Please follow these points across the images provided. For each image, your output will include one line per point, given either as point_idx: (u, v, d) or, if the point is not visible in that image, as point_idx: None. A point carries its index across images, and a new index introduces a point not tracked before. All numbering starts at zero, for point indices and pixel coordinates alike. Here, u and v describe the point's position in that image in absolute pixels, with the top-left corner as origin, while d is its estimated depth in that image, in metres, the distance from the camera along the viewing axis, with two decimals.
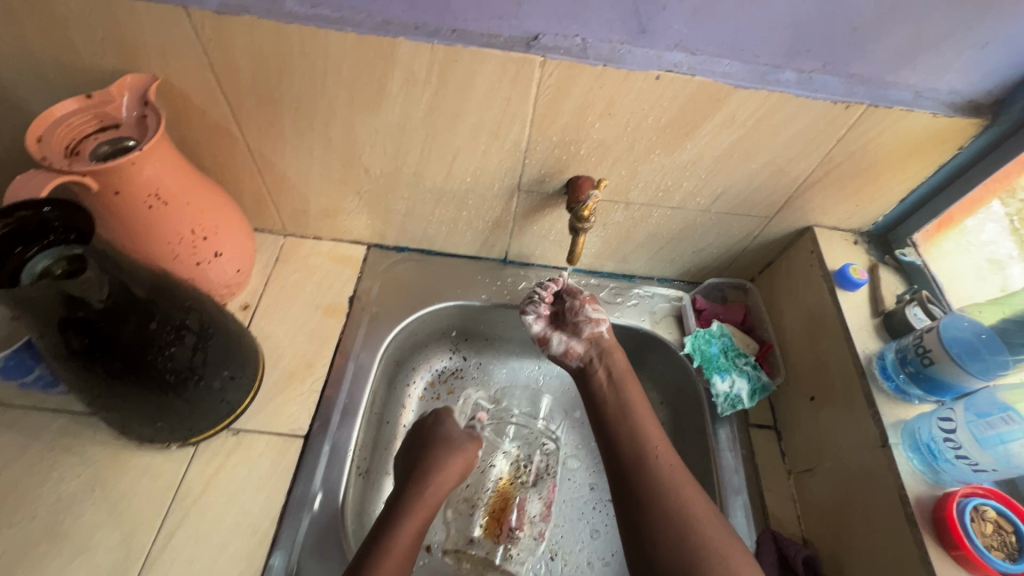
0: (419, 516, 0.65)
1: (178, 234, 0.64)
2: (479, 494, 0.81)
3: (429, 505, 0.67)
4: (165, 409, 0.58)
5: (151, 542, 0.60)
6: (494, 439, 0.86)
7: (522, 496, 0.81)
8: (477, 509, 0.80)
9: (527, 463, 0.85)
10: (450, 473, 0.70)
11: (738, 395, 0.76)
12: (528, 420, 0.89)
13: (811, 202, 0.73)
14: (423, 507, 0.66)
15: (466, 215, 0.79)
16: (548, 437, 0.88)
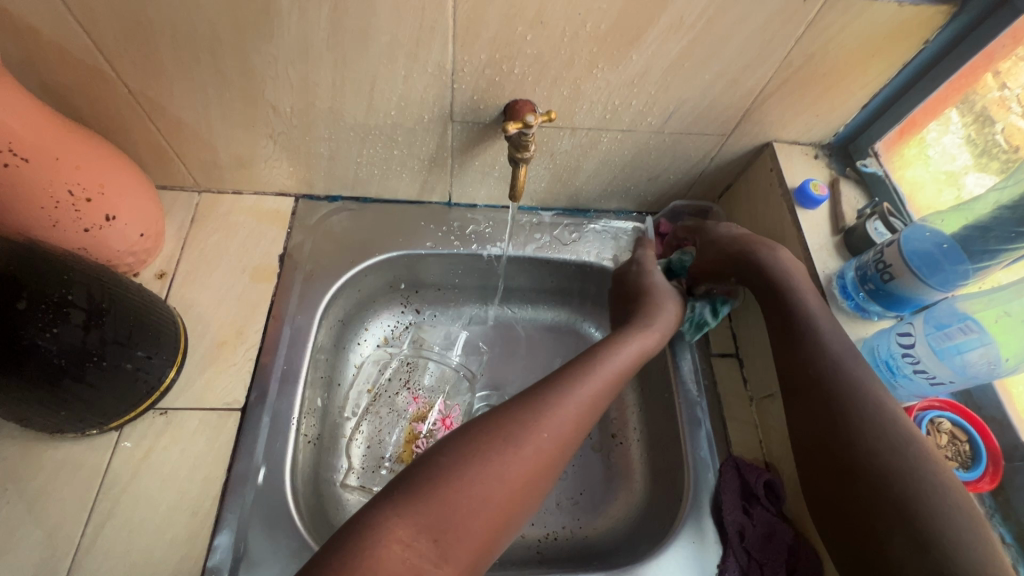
0: (565, 417, 0.51)
1: (52, 196, 0.55)
2: (387, 433, 0.77)
3: (581, 405, 0.53)
4: (66, 396, 0.51)
5: (81, 534, 0.56)
6: (412, 375, 0.82)
7: (424, 430, 0.78)
8: (382, 445, 0.76)
9: (432, 396, 0.81)
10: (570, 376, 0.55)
11: (702, 317, 0.73)
12: (444, 357, 0.84)
13: (770, 114, 0.68)
14: (569, 410, 0.52)
15: (397, 153, 0.71)
16: (467, 376, 0.84)
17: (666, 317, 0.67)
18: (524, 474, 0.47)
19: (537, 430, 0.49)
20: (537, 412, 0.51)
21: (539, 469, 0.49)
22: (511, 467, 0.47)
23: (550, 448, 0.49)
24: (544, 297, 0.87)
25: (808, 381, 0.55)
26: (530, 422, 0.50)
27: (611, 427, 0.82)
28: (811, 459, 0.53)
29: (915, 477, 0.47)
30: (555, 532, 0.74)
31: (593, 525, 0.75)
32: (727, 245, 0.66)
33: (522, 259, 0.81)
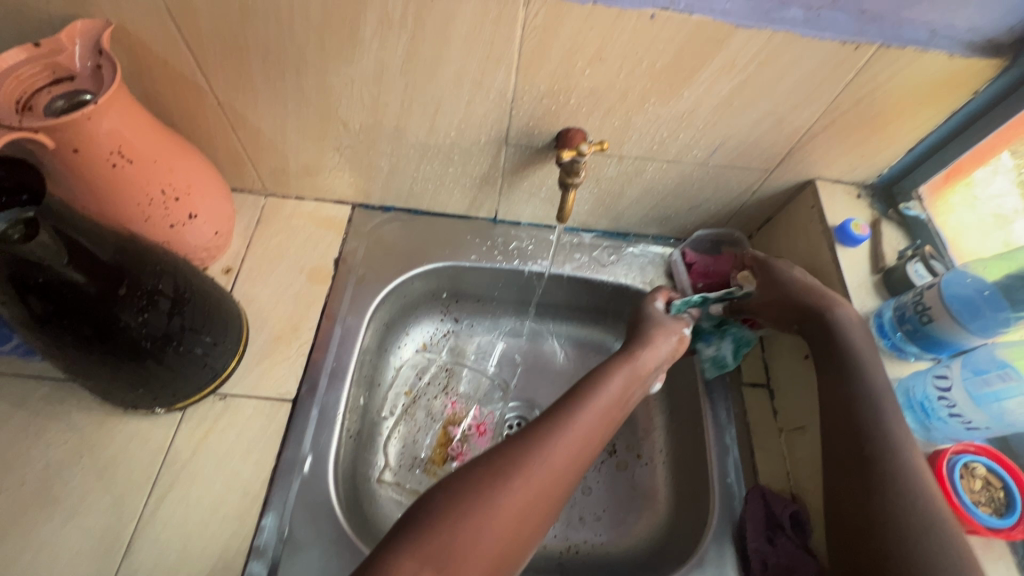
0: (567, 447, 0.52)
1: (147, 194, 0.61)
2: (423, 434, 0.81)
3: (584, 437, 0.53)
4: (146, 375, 0.56)
5: (143, 504, 0.61)
6: (448, 381, 0.86)
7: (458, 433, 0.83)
8: (417, 446, 0.80)
9: (467, 404, 0.85)
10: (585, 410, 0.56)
11: (724, 357, 0.76)
12: (479, 366, 0.88)
13: (814, 153, 0.70)
14: (571, 440, 0.52)
15: (452, 170, 0.76)
16: (501, 387, 0.87)
17: (654, 351, 0.65)
18: (524, 508, 0.47)
19: (536, 466, 0.49)
20: (535, 446, 0.51)
21: (541, 502, 0.49)
22: (508, 503, 0.47)
23: (552, 479, 0.50)
24: (581, 316, 0.90)
25: (848, 443, 0.56)
26: (529, 459, 0.50)
27: (637, 447, 0.83)
28: (835, 528, 0.54)
29: (939, 555, 0.47)
30: (577, 545, 0.76)
31: (615, 542, 0.76)
32: (793, 291, 0.65)
33: (560, 277, 0.84)
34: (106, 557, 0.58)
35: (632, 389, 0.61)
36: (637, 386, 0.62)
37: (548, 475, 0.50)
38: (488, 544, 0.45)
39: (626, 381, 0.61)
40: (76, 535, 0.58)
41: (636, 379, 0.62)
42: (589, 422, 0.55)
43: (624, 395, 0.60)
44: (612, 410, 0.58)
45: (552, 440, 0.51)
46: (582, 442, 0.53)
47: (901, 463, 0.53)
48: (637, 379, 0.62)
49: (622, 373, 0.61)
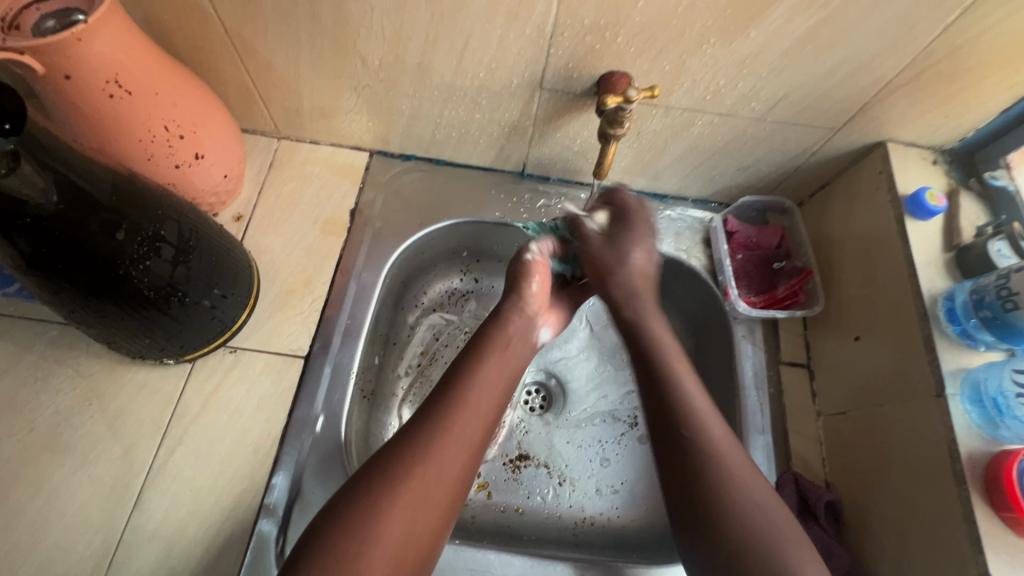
0: (447, 464, 0.49)
1: (150, 130, 0.56)
2: None
3: (463, 447, 0.50)
4: (150, 326, 0.53)
5: (153, 455, 0.59)
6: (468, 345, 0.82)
7: None
8: None
9: None
10: (488, 383, 0.55)
11: None
12: None
13: (890, 110, 0.61)
14: (460, 439, 0.50)
15: (479, 117, 0.69)
16: None
17: (538, 294, 0.64)
18: (409, 522, 0.45)
19: (401, 495, 0.46)
20: (397, 477, 0.47)
21: (427, 516, 0.46)
22: (380, 542, 0.44)
23: (434, 505, 0.47)
24: None
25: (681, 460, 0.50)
26: (393, 490, 0.46)
27: None
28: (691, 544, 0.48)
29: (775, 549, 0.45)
30: (592, 517, 0.74)
31: (632, 516, 0.74)
32: (626, 260, 0.63)
33: None
34: (115, 507, 0.57)
35: (512, 344, 0.60)
36: (533, 329, 0.63)
37: (424, 505, 0.46)
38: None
39: (505, 340, 0.60)
40: (86, 483, 0.57)
41: (531, 331, 0.63)
42: (473, 424, 0.52)
43: (507, 364, 0.58)
44: (497, 383, 0.56)
45: (438, 437, 0.49)
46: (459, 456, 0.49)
47: (726, 458, 0.50)
48: (526, 335, 0.62)
49: (494, 356, 0.58)
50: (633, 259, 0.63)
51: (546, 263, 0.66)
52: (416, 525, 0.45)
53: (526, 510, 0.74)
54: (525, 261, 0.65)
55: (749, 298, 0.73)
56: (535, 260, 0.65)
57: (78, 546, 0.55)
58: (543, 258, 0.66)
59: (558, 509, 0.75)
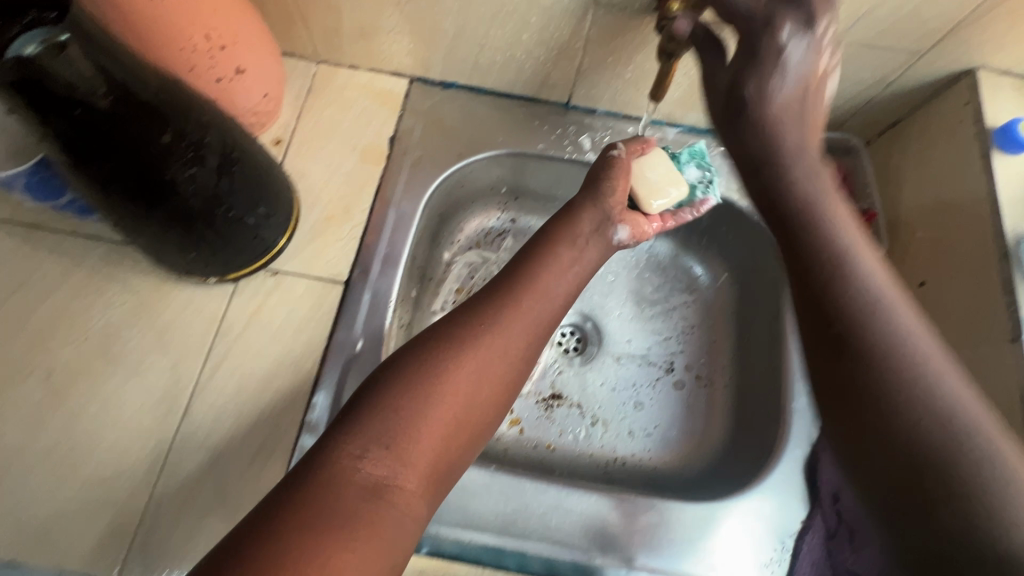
0: (518, 331, 0.50)
1: (191, 38, 0.54)
2: None
3: (527, 329, 0.50)
4: (196, 239, 0.53)
5: (200, 369, 0.61)
6: None
7: None
8: None
9: None
10: (556, 272, 0.55)
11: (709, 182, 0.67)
12: None
13: (988, 30, 0.55)
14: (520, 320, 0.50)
15: (526, 38, 0.65)
16: None
17: (620, 191, 0.62)
18: (470, 389, 0.45)
19: (467, 356, 0.46)
20: (465, 342, 0.47)
21: (487, 384, 0.46)
22: (442, 402, 0.43)
23: (494, 377, 0.47)
24: None
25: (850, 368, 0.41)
26: (459, 350, 0.46)
27: (696, 368, 0.78)
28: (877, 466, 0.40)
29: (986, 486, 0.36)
30: (624, 458, 0.74)
31: (664, 459, 0.74)
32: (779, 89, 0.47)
33: None
34: (167, 415, 0.59)
35: (583, 239, 0.60)
36: (609, 227, 0.62)
37: (487, 373, 0.46)
38: (428, 445, 0.42)
39: (574, 231, 0.60)
40: (137, 392, 0.59)
41: (603, 227, 0.61)
42: (538, 309, 0.52)
43: (574, 259, 0.58)
44: (564, 273, 0.56)
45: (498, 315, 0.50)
46: (522, 336, 0.50)
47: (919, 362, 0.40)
48: (599, 229, 0.61)
49: (564, 246, 0.58)
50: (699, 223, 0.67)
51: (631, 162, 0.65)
52: (478, 393, 0.45)
53: (558, 446, 0.75)
54: (609, 157, 0.63)
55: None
56: (622, 157, 0.63)
57: (134, 448, 0.57)
58: (629, 156, 0.64)
59: (590, 448, 0.74)
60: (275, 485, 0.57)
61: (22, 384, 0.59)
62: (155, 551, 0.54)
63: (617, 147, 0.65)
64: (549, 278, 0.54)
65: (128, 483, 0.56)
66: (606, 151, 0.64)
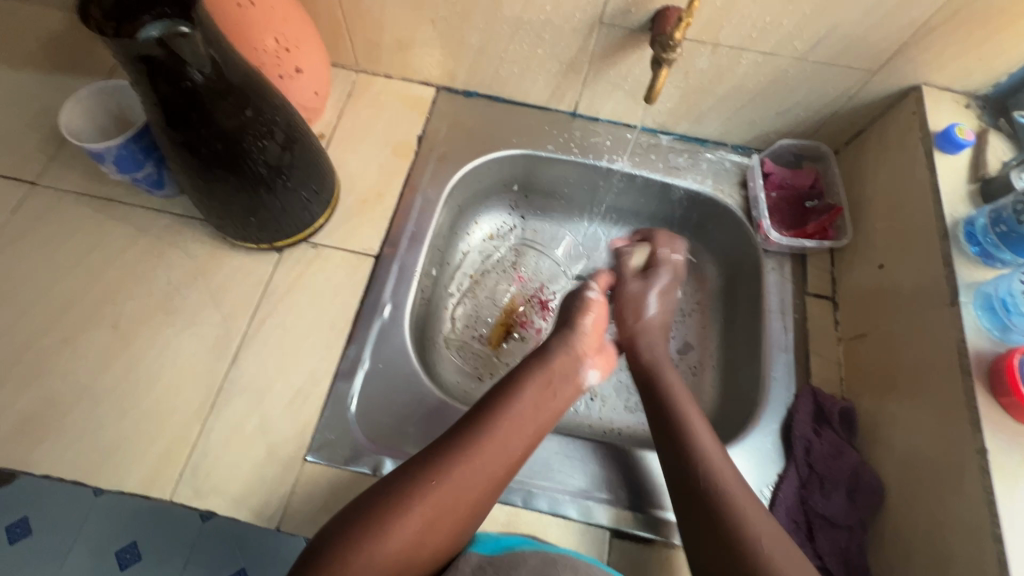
0: (478, 474, 0.53)
1: (263, 40, 0.65)
2: (486, 315, 0.86)
3: (482, 480, 0.53)
4: (257, 205, 0.63)
5: (247, 324, 0.69)
6: (514, 270, 0.90)
7: (523, 313, 0.87)
8: (478, 326, 0.85)
9: (531, 291, 0.88)
10: (529, 408, 0.59)
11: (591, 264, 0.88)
12: (547, 260, 0.91)
13: (927, 52, 0.66)
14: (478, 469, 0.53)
15: (540, 53, 0.77)
16: (568, 279, 0.90)
17: (588, 333, 0.68)
18: (412, 539, 0.49)
19: (418, 508, 0.50)
20: (418, 491, 0.51)
21: (433, 532, 0.51)
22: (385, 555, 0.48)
23: (440, 529, 0.51)
24: (650, 221, 0.90)
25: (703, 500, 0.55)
26: (409, 506, 0.50)
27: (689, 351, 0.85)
28: None
29: None
30: (620, 429, 0.81)
31: None
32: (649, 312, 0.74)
33: (636, 176, 0.84)
34: (216, 362, 0.67)
35: (554, 389, 0.62)
36: (584, 364, 0.67)
37: (437, 525, 0.51)
38: None
39: (546, 378, 0.62)
40: (192, 341, 0.67)
41: (576, 370, 0.66)
42: (505, 450, 0.55)
43: (543, 405, 0.60)
44: (527, 426, 0.58)
45: (459, 459, 0.53)
46: (479, 484, 0.53)
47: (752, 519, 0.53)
48: (568, 372, 0.64)
49: (532, 392, 0.60)
50: (650, 314, 0.74)
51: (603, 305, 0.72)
52: (415, 555, 0.49)
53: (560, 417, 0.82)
54: (586, 296, 0.71)
55: (780, 233, 0.78)
56: (596, 299, 0.71)
57: (187, 389, 0.65)
58: (602, 299, 0.72)
59: (588, 420, 0.81)
60: (311, 423, 0.64)
61: (93, 330, 0.67)
62: (203, 477, 0.61)
63: (594, 290, 0.73)
64: (511, 428, 0.56)
65: (181, 419, 0.63)
66: (583, 292, 0.72)
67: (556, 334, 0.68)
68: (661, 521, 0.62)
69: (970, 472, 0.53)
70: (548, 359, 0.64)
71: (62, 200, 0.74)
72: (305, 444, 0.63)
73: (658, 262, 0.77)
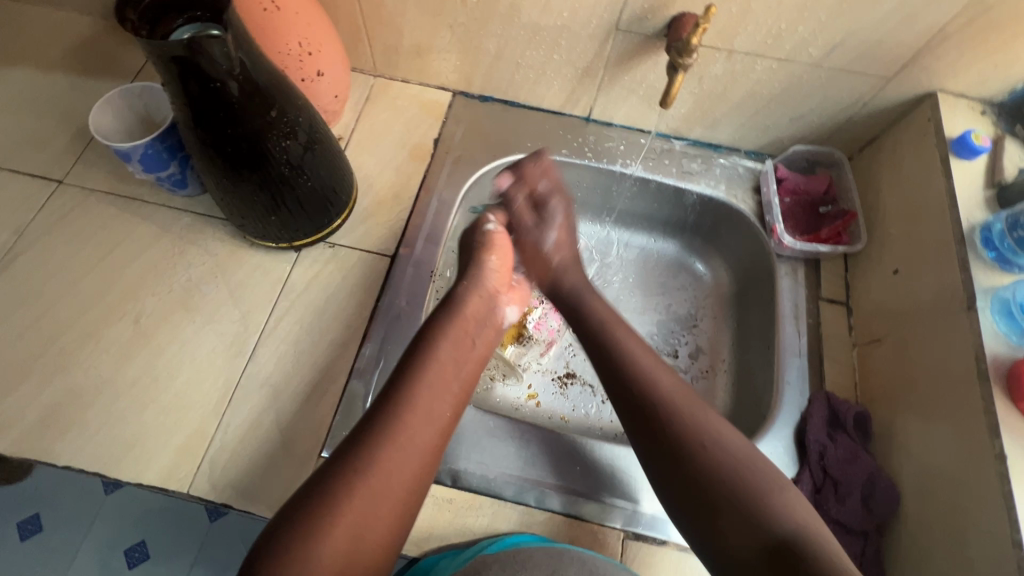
0: (413, 432, 0.50)
1: (287, 44, 0.67)
2: None
3: (416, 442, 0.49)
4: (279, 204, 0.64)
5: (265, 321, 0.70)
6: None
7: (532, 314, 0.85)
8: None
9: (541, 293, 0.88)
10: (451, 359, 0.56)
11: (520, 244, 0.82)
12: None
13: (942, 58, 0.66)
14: (411, 430, 0.50)
15: (556, 58, 0.78)
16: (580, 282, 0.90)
17: (495, 269, 0.66)
18: (365, 514, 0.45)
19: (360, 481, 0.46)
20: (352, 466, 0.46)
21: (387, 498, 0.46)
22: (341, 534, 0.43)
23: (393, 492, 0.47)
24: (663, 226, 0.91)
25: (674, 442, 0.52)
26: (349, 482, 0.45)
27: (701, 356, 0.85)
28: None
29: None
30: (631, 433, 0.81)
31: None
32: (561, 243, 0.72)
33: (649, 180, 0.85)
34: (234, 358, 0.68)
35: (472, 339, 0.60)
36: (497, 307, 0.65)
37: (386, 490, 0.46)
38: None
39: (463, 329, 0.59)
40: (211, 337, 0.69)
41: (490, 312, 0.64)
42: (433, 405, 0.52)
43: (463, 356, 0.58)
44: (451, 382, 0.55)
45: (388, 423, 0.49)
46: (415, 442, 0.49)
47: (731, 455, 0.51)
48: (487, 319, 0.63)
49: (449, 346, 0.57)
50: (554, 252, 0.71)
51: (505, 237, 0.69)
52: (369, 526, 0.45)
53: (571, 420, 0.82)
54: (485, 231, 0.68)
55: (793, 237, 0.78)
56: (495, 230, 0.68)
57: (205, 385, 0.66)
58: (503, 230, 0.69)
59: (599, 422, 0.81)
60: (326, 420, 0.65)
61: (115, 325, 0.68)
62: (220, 471, 0.61)
63: (494, 221, 0.70)
64: (434, 385, 0.53)
65: (200, 414, 0.64)
66: (481, 225, 0.69)
67: (462, 279, 0.65)
68: (646, 518, 0.62)
69: (989, 478, 0.52)
70: (459, 310, 0.61)
71: (86, 198, 0.76)
72: (320, 440, 0.64)
73: (547, 195, 0.72)
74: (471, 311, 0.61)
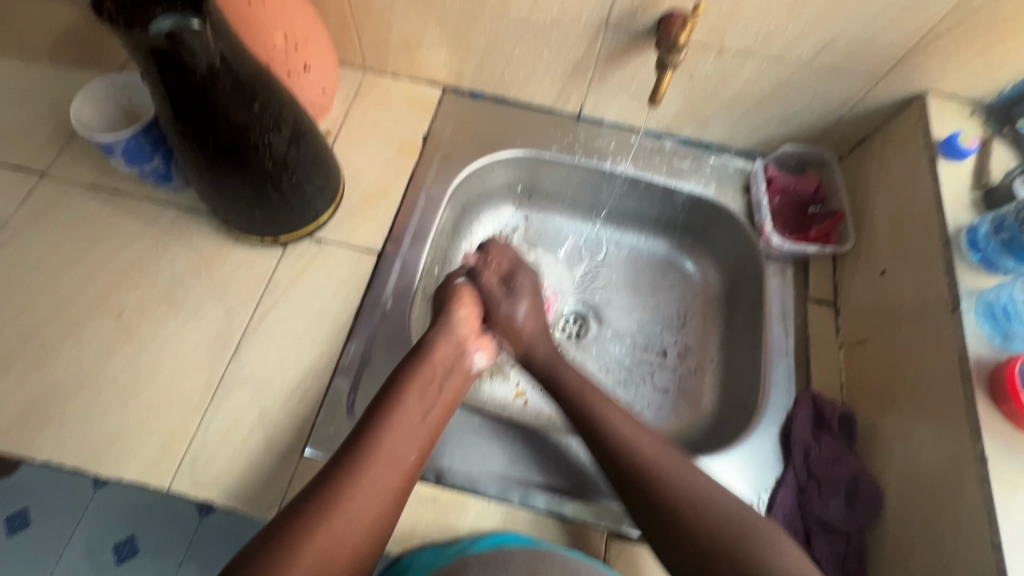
0: (377, 479, 0.51)
1: (273, 37, 0.66)
2: None
3: (377, 489, 0.50)
4: (263, 198, 0.64)
5: (249, 317, 0.69)
6: None
7: None
8: None
9: None
10: (418, 406, 0.57)
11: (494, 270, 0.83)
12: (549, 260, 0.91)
13: (931, 60, 0.66)
14: (374, 480, 0.51)
15: (546, 54, 0.77)
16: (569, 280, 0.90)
17: (466, 320, 0.66)
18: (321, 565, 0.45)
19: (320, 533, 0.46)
20: (312, 516, 0.47)
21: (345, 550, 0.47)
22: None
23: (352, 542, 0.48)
24: (652, 225, 0.90)
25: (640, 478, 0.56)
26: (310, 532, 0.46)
27: (688, 356, 0.85)
28: None
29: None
30: None
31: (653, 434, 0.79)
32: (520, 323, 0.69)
33: (639, 179, 0.84)
34: (218, 354, 0.67)
35: (439, 385, 0.60)
36: (467, 355, 0.65)
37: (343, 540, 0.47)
38: None
39: (430, 375, 0.60)
40: (195, 332, 0.68)
41: (460, 358, 0.64)
42: (397, 454, 0.53)
43: (429, 403, 0.58)
44: (416, 429, 0.56)
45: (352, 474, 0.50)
46: (377, 491, 0.50)
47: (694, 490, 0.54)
48: (455, 367, 0.63)
49: (415, 393, 0.57)
50: (521, 322, 0.69)
51: (474, 291, 0.70)
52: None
53: (558, 418, 0.81)
54: (453, 284, 0.69)
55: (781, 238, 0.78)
56: (464, 284, 0.69)
57: (187, 381, 0.65)
58: (471, 284, 0.70)
59: None
60: (310, 418, 0.64)
61: (97, 320, 0.68)
62: (201, 468, 0.61)
63: (462, 277, 0.71)
64: (399, 433, 0.54)
65: (182, 410, 0.64)
66: (451, 280, 0.70)
67: (432, 326, 0.65)
68: (614, 513, 0.63)
69: (969, 480, 0.52)
70: (429, 355, 0.61)
71: (69, 191, 0.75)
72: (303, 437, 0.63)
73: (513, 270, 0.72)
74: (439, 358, 0.62)
